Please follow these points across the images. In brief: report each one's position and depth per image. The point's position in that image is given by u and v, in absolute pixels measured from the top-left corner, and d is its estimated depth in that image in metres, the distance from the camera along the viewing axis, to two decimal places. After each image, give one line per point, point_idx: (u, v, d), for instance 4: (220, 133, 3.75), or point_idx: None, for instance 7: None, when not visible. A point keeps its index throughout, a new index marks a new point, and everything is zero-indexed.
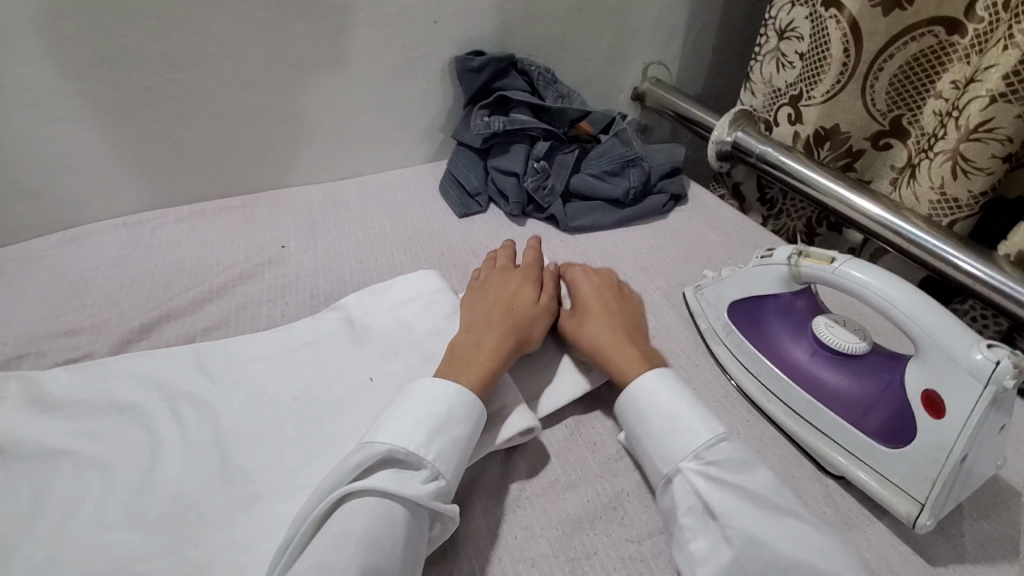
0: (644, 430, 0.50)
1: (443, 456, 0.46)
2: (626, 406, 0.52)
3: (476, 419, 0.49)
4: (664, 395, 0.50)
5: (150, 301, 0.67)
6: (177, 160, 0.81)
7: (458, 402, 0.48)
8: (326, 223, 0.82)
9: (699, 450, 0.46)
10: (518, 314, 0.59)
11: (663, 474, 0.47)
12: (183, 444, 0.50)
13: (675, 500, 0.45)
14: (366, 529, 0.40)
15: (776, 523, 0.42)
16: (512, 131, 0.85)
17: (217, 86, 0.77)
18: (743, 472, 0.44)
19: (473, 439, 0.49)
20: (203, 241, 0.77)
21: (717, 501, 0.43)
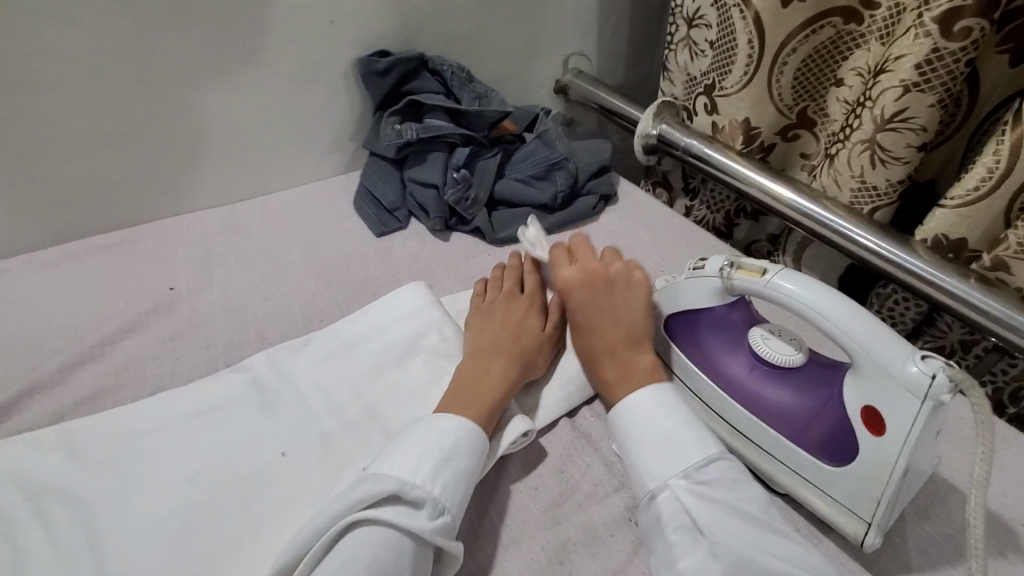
0: (634, 447, 0.48)
1: (449, 489, 0.43)
2: (617, 419, 0.50)
3: (485, 450, 0.47)
4: (658, 408, 0.48)
5: (12, 372, 0.57)
6: (35, 198, 0.70)
7: (463, 431, 0.47)
8: (225, 256, 0.73)
9: (693, 468, 0.45)
10: (522, 338, 0.57)
11: (647, 488, 0.45)
12: (52, 557, 0.43)
13: (661, 517, 0.43)
14: (370, 564, 0.39)
15: (765, 539, 0.41)
16: (427, 139, 0.78)
17: (73, 110, 0.67)
18: (736, 489, 0.44)
19: (479, 469, 0.46)
20: (76, 290, 0.67)
21: (705, 515, 0.42)
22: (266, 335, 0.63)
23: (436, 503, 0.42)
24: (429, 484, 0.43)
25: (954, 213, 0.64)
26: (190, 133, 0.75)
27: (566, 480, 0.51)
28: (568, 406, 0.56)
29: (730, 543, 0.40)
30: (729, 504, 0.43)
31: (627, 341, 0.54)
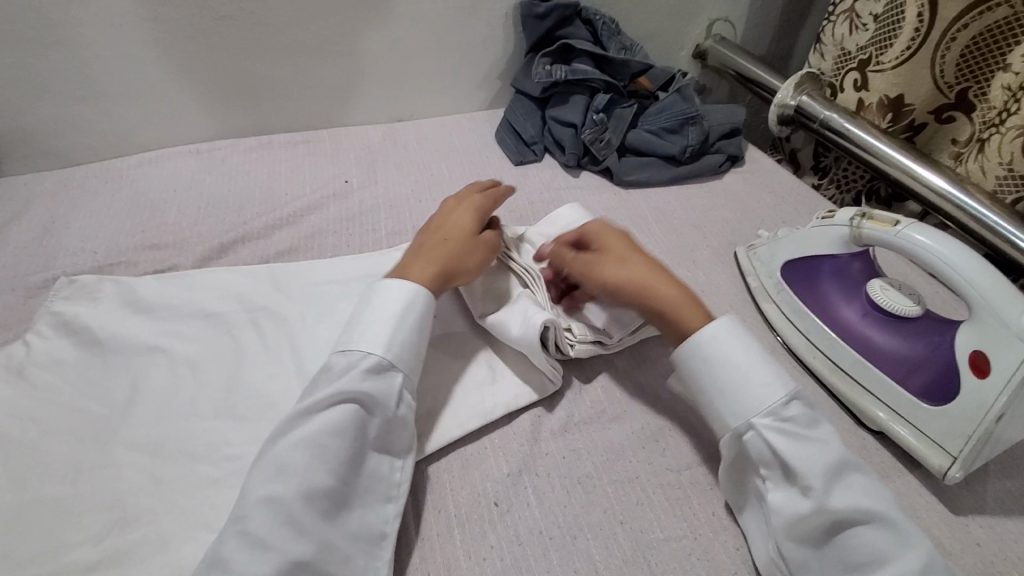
0: (714, 381, 0.48)
1: (370, 340, 0.47)
2: (688, 360, 0.50)
3: (413, 303, 0.50)
4: (732, 345, 0.49)
5: (227, 224, 0.72)
6: (246, 92, 0.84)
7: (396, 293, 0.50)
8: (386, 162, 0.85)
9: (776, 407, 0.46)
10: (460, 241, 0.57)
11: (732, 429, 0.47)
12: (264, 352, 0.55)
13: (753, 455, 0.46)
14: (334, 434, 0.42)
15: (849, 482, 0.42)
16: (572, 82, 0.85)
17: (288, 20, 0.79)
18: (813, 427, 0.45)
19: (411, 322, 0.50)
20: (271, 171, 0.81)
21: (794, 456, 0.43)
22: (418, 229, 0.74)
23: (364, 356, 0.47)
24: (355, 344, 0.48)
25: None
26: (371, 53, 0.87)
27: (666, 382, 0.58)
28: None
29: (818, 481, 0.42)
30: (812, 444, 0.44)
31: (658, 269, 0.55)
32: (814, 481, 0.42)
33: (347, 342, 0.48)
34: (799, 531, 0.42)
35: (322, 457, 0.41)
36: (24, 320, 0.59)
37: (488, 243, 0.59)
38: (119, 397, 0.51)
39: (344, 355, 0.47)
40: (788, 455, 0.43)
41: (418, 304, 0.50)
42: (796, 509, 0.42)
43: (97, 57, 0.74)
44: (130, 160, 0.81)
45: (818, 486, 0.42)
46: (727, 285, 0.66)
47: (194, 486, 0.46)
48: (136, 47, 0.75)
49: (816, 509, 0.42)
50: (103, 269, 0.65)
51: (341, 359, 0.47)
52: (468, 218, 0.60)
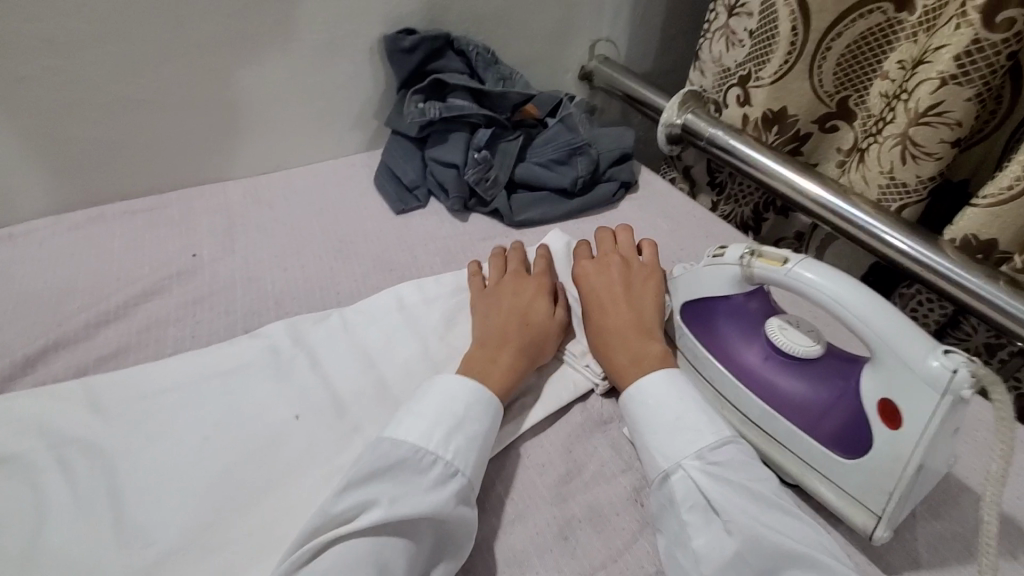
0: (647, 421, 0.47)
1: (461, 457, 0.44)
2: (630, 398, 0.49)
3: (496, 420, 0.48)
4: (665, 388, 0.48)
5: (38, 328, 0.59)
6: (65, 160, 0.71)
7: (484, 402, 0.47)
8: (246, 226, 0.74)
9: (704, 449, 0.44)
10: (532, 319, 0.56)
11: (658, 469, 0.45)
12: (73, 502, 0.44)
13: (675, 497, 0.43)
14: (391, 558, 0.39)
15: (780, 521, 0.41)
16: (450, 119, 0.78)
17: (105, 75, 0.68)
18: (747, 471, 0.43)
19: (491, 432, 0.47)
20: (102, 252, 0.68)
21: (720, 498, 0.41)
22: (284, 304, 0.64)
23: (451, 469, 0.43)
24: (444, 453, 0.44)
25: (985, 212, 0.63)
26: (218, 103, 0.76)
27: (574, 458, 0.51)
28: (579, 392, 0.55)
29: (744, 520, 0.40)
30: (743, 487, 0.42)
31: (639, 330, 0.54)
32: (740, 520, 0.40)
33: (435, 442, 0.44)
34: None
35: None
36: None
37: (560, 315, 0.58)
38: None
39: (433, 463, 0.43)
40: (711, 495, 0.42)
41: (497, 418, 0.48)
42: (721, 555, 0.40)
43: None
44: None
45: (744, 526, 0.40)
46: None
47: None
48: None
49: (741, 552, 0.39)
50: None
51: (433, 466, 0.43)
52: (535, 291, 0.59)
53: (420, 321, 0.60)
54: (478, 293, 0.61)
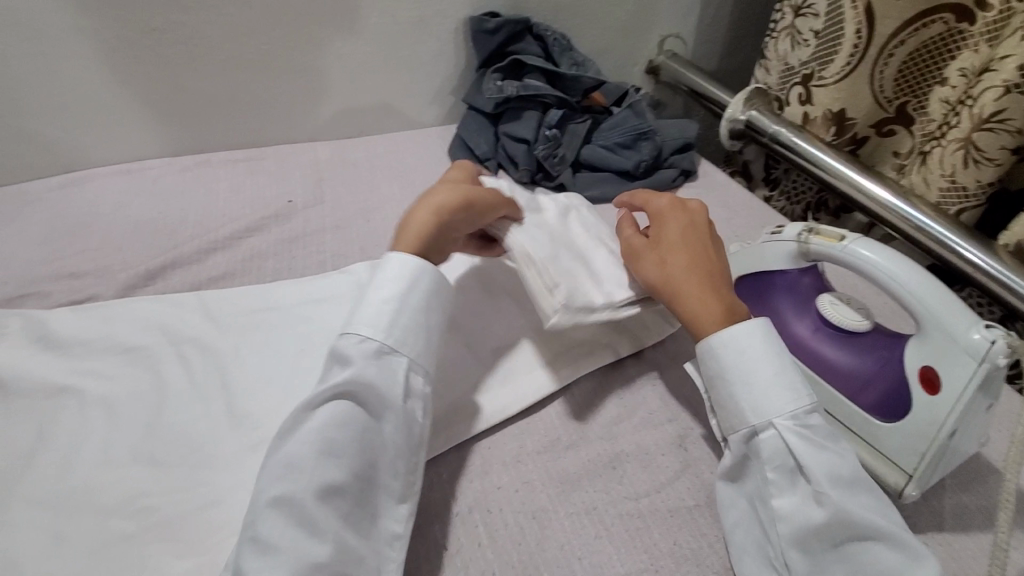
0: (743, 376, 0.46)
1: (369, 323, 0.47)
2: (715, 343, 0.47)
3: (418, 287, 0.49)
4: (763, 345, 0.47)
5: (156, 249, 0.67)
6: (181, 107, 0.79)
7: (400, 273, 0.49)
8: (333, 181, 0.81)
9: (797, 410, 0.45)
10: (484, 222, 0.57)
11: (750, 421, 0.45)
12: (191, 387, 0.51)
13: (761, 455, 0.45)
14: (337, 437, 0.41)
15: (859, 493, 0.42)
16: (525, 98, 0.84)
17: (225, 34, 0.75)
18: (831, 438, 0.45)
19: (416, 303, 0.48)
20: (208, 191, 0.76)
21: (813, 463, 0.42)
22: (366, 250, 0.71)
23: (363, 339, 0.46)
24: (356, 328, 0.47)
25: None
26: (315, 68, 0.83)
27: (623, 403, 0.56)
28: (632, 349, 0.60)
29: (835, 492, 0.41)
30: (830, 453, 0.43)
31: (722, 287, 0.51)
32: (829, 491, 0.41)
33: (348, 325, 0.47)
34: (806, 541, 0.41)
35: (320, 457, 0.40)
36: None
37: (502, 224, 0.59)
38: (15, 448, 0.46)
39: (349, 338, 0.46)
40: (804, 460, 0.43)
41: (425, 281, 0.49)
42: (807, 520, 0.41)
43: (11, 73, 0.69)
44: (50, 182, 0.75)
45: (832, 496, 0.41)
46: None
47: (106, 543, 0.41)
48: (53, 60, 0.70)
49: (827, 521, 0.41)
50: (12, 302, 0.59)
51: (344, 342, 0.46)
52: (491, 189, 0.57)
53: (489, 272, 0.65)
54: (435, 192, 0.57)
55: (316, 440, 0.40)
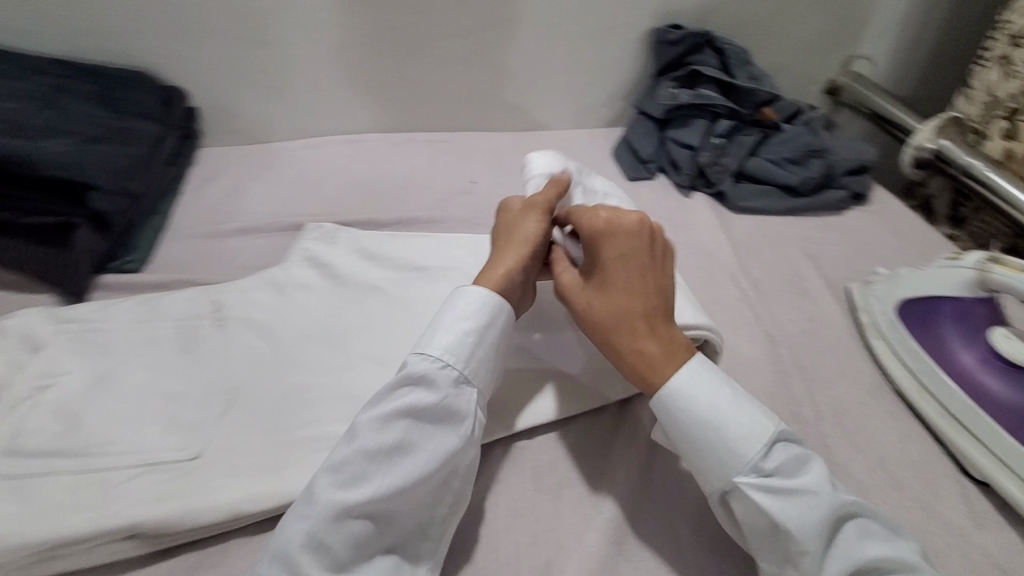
0: (691, 441, 0.46)
1: (450, 353, 0.48)
2: (660, 411, 0.48)
3: (491, 318, 0.50)
4: (699, 393, 0.47)
5: (371, 206, 0.83)
6: (397, 91, 0.95)
7: (481, 305, 0.50)
8: (510, 167, 0.93)
9: (756, 462, 0.44)
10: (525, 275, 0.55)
11: (712, 491, 0.46)
12: (391, 309, 0.63)
13: (738, 515, 0.45)
14: (410, 468, 0.43)
15: (839, 528, 0.43)
16: (697, 106, 0.88)
17: (445, 34, 0.89)
18: (797, 475, 0.44)
19: (487, 332, 0.50)
20: (411, 164, 0.92)
21: (785, 518, 0.42)
22: None
23: (440, 366, 0.47)
24: (432, 353, 0.48)
25: None
26: (510, 67, 0.95)
27: (760, 397, 0.59)
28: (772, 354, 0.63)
29: (813, 543, 0.42)
30: (800, 496, 0.43)
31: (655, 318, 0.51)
32: (810, 547, 0.41)
33: (425, 345, 0.48)
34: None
35: (382, 483, 0.42)
36: (213, 259, 0.73)
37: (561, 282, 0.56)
38: (271, 330, 0.61)
39: (423, 360, 0.47)
40: (776, 517, 0.42)
41: (499, 320, 0.51)
42: (796, 571, 0.43)
43: (286, 55, 0.88)
44: (298, 144, 0.95)
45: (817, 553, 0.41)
46: (836, 318, 0.69)
47: (326, 410, 0.54)
48: (316, 47, 0.88)
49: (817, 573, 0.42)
50: (270, 227, 0.77)
51: (419, 364, 0.47)
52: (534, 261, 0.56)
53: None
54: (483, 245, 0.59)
55: (373, 442, 0.43)
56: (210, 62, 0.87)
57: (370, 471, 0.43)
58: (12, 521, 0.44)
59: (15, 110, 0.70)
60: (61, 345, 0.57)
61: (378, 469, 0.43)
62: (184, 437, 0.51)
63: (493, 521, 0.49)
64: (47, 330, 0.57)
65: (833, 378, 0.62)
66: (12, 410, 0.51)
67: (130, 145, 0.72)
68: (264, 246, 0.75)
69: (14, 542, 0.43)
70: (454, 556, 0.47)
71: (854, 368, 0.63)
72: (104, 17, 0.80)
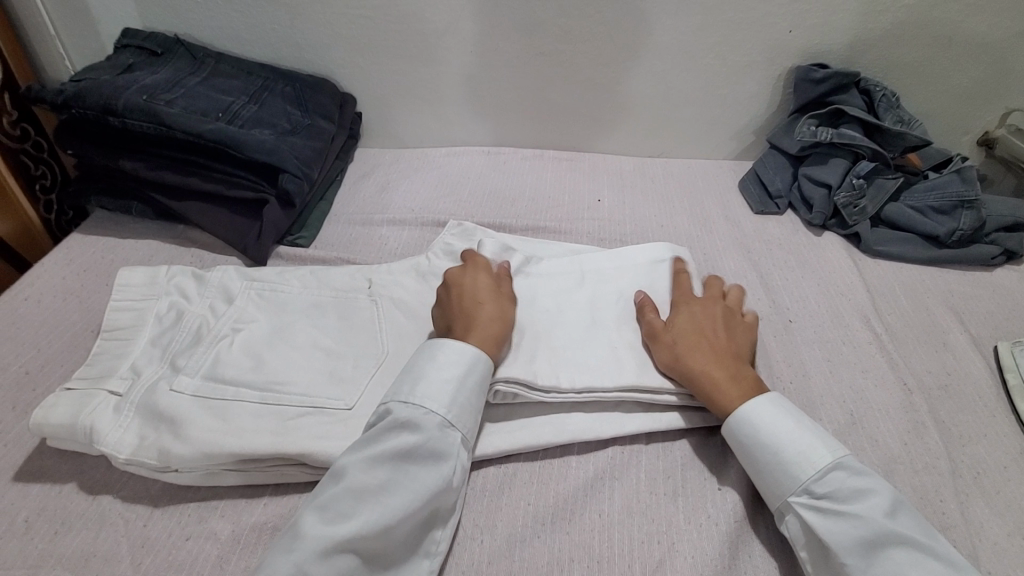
0: (751, 462, 0.52)
1: (432, 399, 0.51)
2: (729, 437, 0.54)
3: (472, 366, 0.54)
4: (765, 419, 0.52)
5: (504, 212, 0.90)
6: (536, 111, 1.02)
7: (462, 358, 0.54)
8: (634, 189, 0.96)
9: (809, 483, 0.49)
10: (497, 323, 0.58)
11: (772, 508, 0.51)
12: None
13: (791, 534, 0.49)
14: (394, 507, 0.46)
15: (883, 557, 0.44)
16: (838, 145, 0.86)
17: (589, 61, 0.95)
18: (852, 501, 0.47)
19: (469, 379, 0.53)
20: (541, 178, 0.98)
21: (827, 535, 0.46)
22: None
23: (424, 413, 0.51)
24: (416, 400, 0.51)
25: None
26: (645, 94, 0.98)
27: (888, 443, 0.57)
28: (903, 401, 0.61)
29: (852, 562, 0.44)
30: (850, 519, 0.46)
31: (731, 356, 0.58)
32: (849, 558, 0.44)
33: (410, 394, 0.52)
34: None
35: (366, 521, 0.44)
36: (367, 244, 0.83)
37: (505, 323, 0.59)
38: (415, 311, 0.68)
39: (408, 407, 0.51)
40: (822, 534, 0.46)
41: (479, 369, 0.54)
42: None
43: (444, 72, 0.98)
44: (441, 151, 1.05)
45: (856, 565, 0.44)
46: (980, 377, 0.65)
47: None
48: (472, 67, 0.97)
49: None
50: (415, 221, 0.86)
51: (405, 411, 0.51)
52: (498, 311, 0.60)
53: (597, 279, 0.69)
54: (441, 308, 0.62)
55: (358, 480, 0.46)
56: (379, 74, 0.99)
57: (354, 509, 0.45)
58: (214, 435, 0.53)
59: (230, 102, 0.83)
60: (247, 299, 0.67)
61: (364, 506, 0.45)
62: (343, 390, 0.59)
63: (609, 513, 0.52)
64: (237, 285, 0.67)
65: (972, 435, 0.59)
66: (212, 344, 0.61)
67: (312, 140, 0.84)
68: (409, 237, 0.84)
69: (214, 452, 0.52)
70: (573, 537, 0.51)
71: (999, 429, 0.60)
72: (301, 31, 0.94)
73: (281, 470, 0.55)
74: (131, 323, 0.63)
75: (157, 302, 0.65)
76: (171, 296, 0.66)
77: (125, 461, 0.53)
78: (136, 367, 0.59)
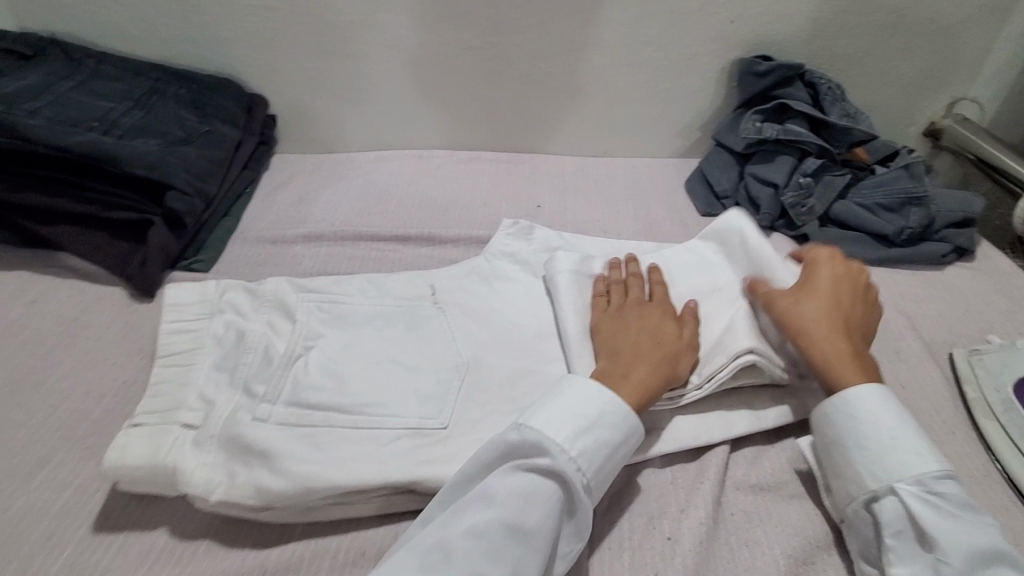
0: (863, 438, 0.48)
1: (586, 455, 0.45)
2: (840, 409, 0.49)
3: (628, 431, 0.48)
4: (887, 409, 0.49)
5: (435, 223, 0.82)
6: (469, 110, 0.94)
7: (622, 418, 0.48)
8: (576, 192, 0.90)
9: (927, 478, 0.45)
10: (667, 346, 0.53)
11: (868, 487, 0.46)
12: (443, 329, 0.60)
13: (883, 514, 0.45)
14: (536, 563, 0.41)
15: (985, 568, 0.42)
16: (783, 142, 0.82)
17: (522, 54, 0.88)
18: (964, 512, 0.44)
19: (620, 446, 0.47)
20: (477, 183, 0.91)
21: (939, 533, 0.43)
22: None
23: (571, 464, 0.45)
24: (568, 445, 0.45)
25: None
26: (585, 89, 0.92)
27: None
28: None
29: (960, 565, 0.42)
30: (965, 527, 0.43)
31: (854, 336, 0.54)
32: (953, 562, 0.42)
33: (567, 436, 0.46)
34: None
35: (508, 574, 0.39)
36: (279, 266, 0.74)
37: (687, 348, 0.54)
38: None
39: (563, 454, 0.45)
40: (932, 529, 0.43)
41: (633, 438, 0.48)
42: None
43: (366, 70, 0.89)
44: (369, 156, 0.96)
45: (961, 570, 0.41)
46: (936, 388, 0.62)
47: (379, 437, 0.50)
48: (396, 63, 0.89)
49: None
50: (335, 237, 0.78)
51: (562, 459, 0.45)
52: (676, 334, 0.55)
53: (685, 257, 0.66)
54: (597, 327, 0.57)
55: (510, 524, 0.41)
56: (293, 73, 0.89)
57: (503, 556, 0.40)
58: None
59: (110, 109, 0.73)
60: (309, 312, 0.59)
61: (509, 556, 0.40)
62: (427, 406, 0.53)
63: None
64: (296, 297, 0.60)
65: None
66: (290, 365, 0.54)
67: (210, 149, 0.75)
68: (327, 255, 0.75)
69: (259, 493, 0.46)
70: None
71: (956, 445, 0.57)
72: (201, 27, 0.84)
73: (325, 509, 0.48)
74: (187, 348, 0.56)
75: (213, 322, 0.58)
76: (225, 313, 0.59)
77: (217, 501, 0.46)
78: (206, 396, 0.52)
